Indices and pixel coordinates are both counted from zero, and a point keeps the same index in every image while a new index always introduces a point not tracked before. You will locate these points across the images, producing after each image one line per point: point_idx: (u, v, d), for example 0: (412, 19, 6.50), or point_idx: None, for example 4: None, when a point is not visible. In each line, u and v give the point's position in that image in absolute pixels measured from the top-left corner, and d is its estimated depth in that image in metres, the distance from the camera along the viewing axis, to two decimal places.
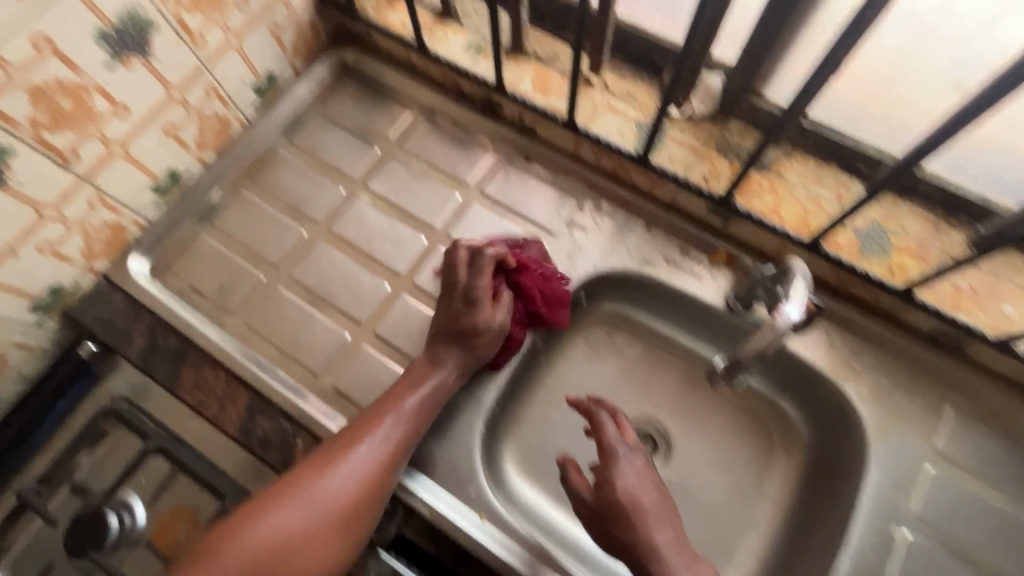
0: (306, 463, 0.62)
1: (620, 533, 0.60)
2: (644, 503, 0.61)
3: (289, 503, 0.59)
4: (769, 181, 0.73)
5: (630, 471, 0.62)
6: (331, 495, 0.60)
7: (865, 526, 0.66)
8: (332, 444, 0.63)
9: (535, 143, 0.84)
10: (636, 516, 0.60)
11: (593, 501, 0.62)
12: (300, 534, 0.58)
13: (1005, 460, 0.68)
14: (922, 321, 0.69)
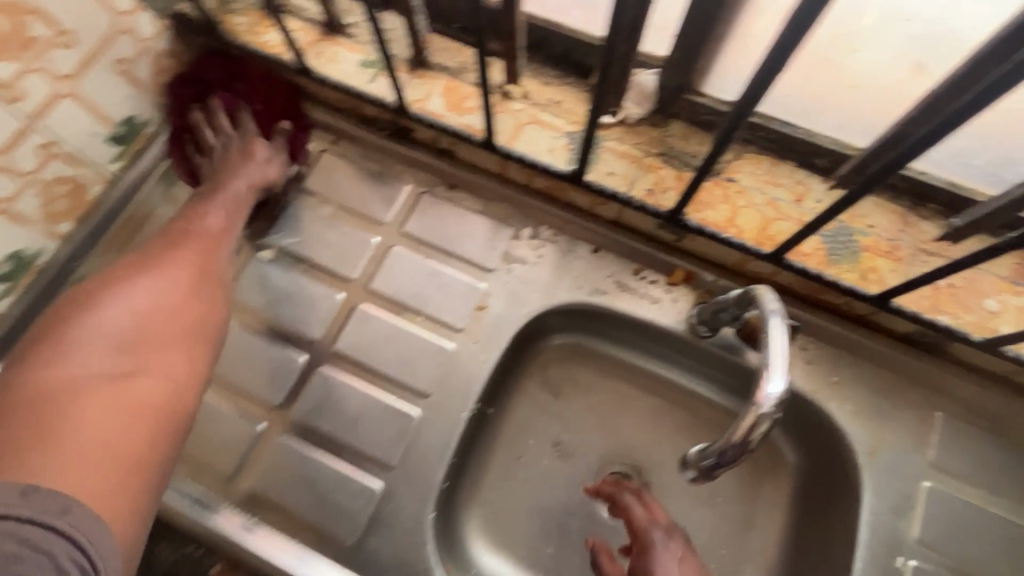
0: (73, 307, 0.54)
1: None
2: None
3: (76, 346, 0.50)
4: (721, 187, 0.65)
5: (667, 556, 0.55)
6: (128, 316, 0.54)
7: (867, 560, 0.59)
8: (161, 244, 0.61)
9: (456, 168, 0.73)
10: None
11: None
12: (131, 333, 0.53)
13: (1001, 464, 0.62)
14: (900, 325, 0.63)
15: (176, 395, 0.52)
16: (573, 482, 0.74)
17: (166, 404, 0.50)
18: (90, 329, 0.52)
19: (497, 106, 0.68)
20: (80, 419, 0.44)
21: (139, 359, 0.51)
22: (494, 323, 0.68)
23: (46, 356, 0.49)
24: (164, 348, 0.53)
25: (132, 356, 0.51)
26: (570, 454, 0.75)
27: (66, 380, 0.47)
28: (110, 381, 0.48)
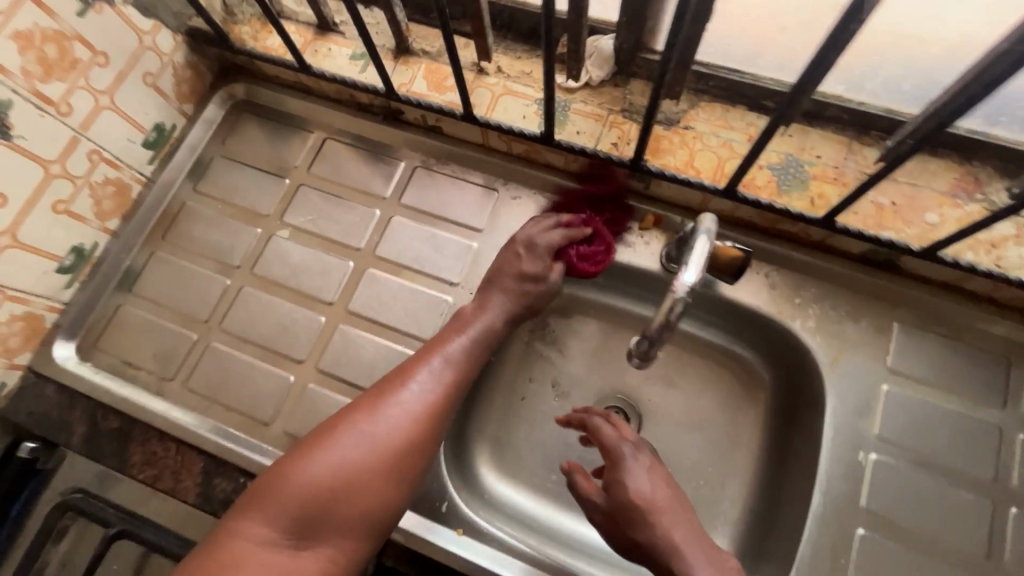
0: (324, 425, 0.58)
1: (635, 534, 0.58)
2: (659, 501, 0.58)
3: (283, 504, 0.53)
4: (679, 135, 0.71)
5: (641, 472, 0.60)
6: (377, 447, 0.56)
7: (832, 457, 0.66)
8: (377, 388, 0.61)
9: (444, 142, 0.82)
10: (647, 515, 0.57)
11: (605, 507, 0.60)
12: (348, 484, 0.54)
13: (955, 365, 0.68)
14: (853, 245, 0.69)
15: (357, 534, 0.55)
16: (571, 417, 0.83)
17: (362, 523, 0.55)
18: (308, 475, 0.54)
19: (474, 82, 0.76)
20: (295, 552, 0.52)
21: (327, 524, 0.53)
22: (485, 276, 0.77)
23: (270, 479, 0.54)
24: (357, 507, 0.54)
25: (321, 517, 0.53)
26: (567, 392, 0.84)
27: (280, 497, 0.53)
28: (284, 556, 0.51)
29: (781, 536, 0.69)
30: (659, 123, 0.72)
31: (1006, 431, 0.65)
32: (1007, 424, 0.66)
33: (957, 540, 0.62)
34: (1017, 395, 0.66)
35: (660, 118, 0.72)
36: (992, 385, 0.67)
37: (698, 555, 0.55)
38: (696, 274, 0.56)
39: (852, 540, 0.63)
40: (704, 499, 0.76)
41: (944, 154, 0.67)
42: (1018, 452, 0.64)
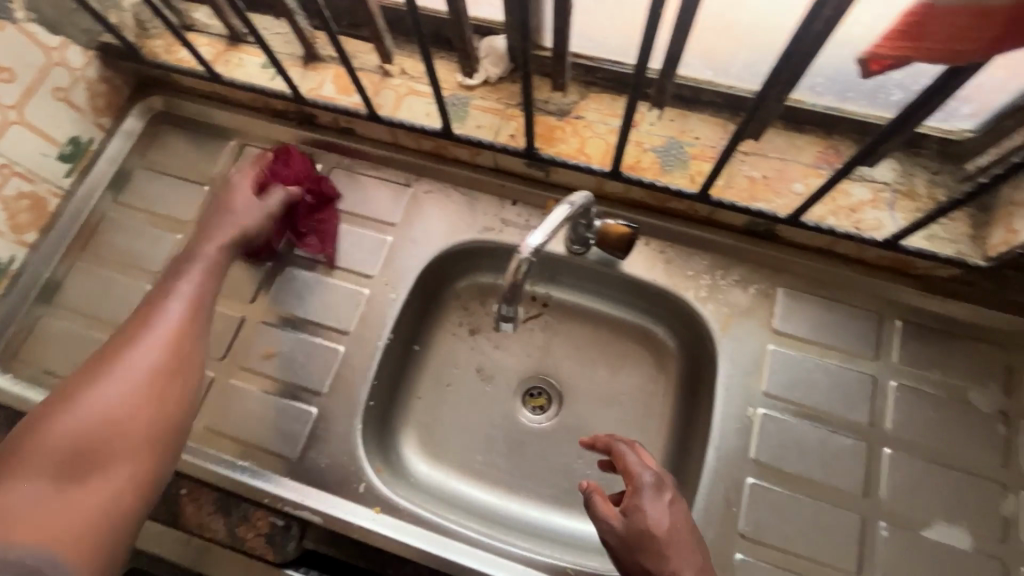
0: (85, 371, 0.55)
1: (649, 565, 0.53)
2: (677, 537, 0.54)
3: (47, 445, 0.50)
4: (571, 125, 0.76)
5: (663, 506, 0.56)
6: (107, 399, 0.53)
7: (725, 414, 0.71)
8: (94, 361, 0.56)
9: (358, 143, 0.86)
10: (662, 549, 0.53)
11: (622, 533, 0.55)
12: (104, 427, 0.52)
13: (833, 322, 0.74)
14: (734, 218, 0.74)
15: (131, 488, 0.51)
16: (495, 399, 0.86)
17: (140, 446, 0.53)
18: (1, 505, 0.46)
19: (379, 84, 0.80)
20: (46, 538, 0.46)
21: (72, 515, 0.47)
22: (400, 268, 0.80)
23: None
24: (127, 456, 0.52)
25: (90, 459, 0.50)
26: (491, 376, 0.87)
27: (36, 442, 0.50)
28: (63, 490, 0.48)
29: (686, 493, 0.73)
30: (553, 115, 0.77)
31: (880, 379, 0.71)
32: (880, 372, 0.71)
33: (837, 482, 0.67)
34: (888, 346, 0.72)
35: (553, 110, 0.77)
36: (867, 338, 0.73)
37: None
38: (542, 238, 0.61)
39: (743, 488, 0.67)
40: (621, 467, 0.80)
41: (809, 129, 0.73)
42: (890, 398, 0.70)
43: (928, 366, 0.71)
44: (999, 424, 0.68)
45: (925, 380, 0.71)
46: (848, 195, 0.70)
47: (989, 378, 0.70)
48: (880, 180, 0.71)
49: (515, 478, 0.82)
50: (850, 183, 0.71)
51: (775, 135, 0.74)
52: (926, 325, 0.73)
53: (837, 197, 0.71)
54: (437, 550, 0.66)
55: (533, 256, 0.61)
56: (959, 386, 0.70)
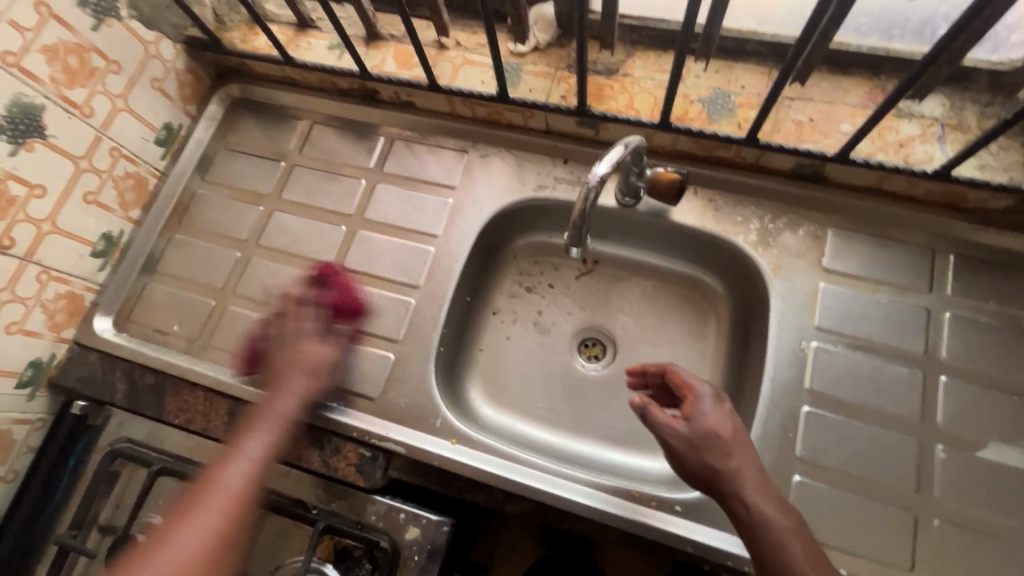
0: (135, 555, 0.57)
1: (712, 461, 0.60)
2: (734, 435, 0.61)
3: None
4: (620, 82, 0.80)
5: (720, 411, 0.62)
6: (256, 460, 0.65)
7: (779, 348, 0.74)
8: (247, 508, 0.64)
9: (417, 115, 0.92)
10: (727, 448, 0.60)
11: (688, 435, 0.61)
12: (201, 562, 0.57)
13: (884, 258, 0.76)
14: (781, 162, 0.77)
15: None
16: (552, 348, 0.92)
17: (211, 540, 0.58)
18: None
19: (437, 57, 0.87)
20: None
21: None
22: (461, 227, 0.87)
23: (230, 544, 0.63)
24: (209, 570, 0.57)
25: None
26: (547, 328, 0.93)
27: None
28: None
29: (741, 426, 0.77)
30: (601, 74, 0.81)
31: (933, 310, 0.73)
32: (933, 304, 0.73)
33: (892, 408, 0.70)
34: (941, 280, 0.74)
35: (602, 69, 0.81)
36: (919, 272, 0.75)
37: (766, 495, 0.59)
38: (608, 168, 0.65)
39: (799, 416, 0.71)
40: None
41: (853, 71, 0.75)
42: (945, 329, 0.72)
43: (983, 297, 0.73)
44: None
45: (979, 311, 0.72)
46: (897, 131, 0.72)
47: None
48: (930, 115, 0.72)
49: (576, 421, 0.87)
50: (898, 120, 0.72)
51: (820, 80, 0.76)
52: (979, 257, 0.74)
53: (886, 134, 0.72)
54: (508, 475, 0.72)
55: (599, 183, 0.65)
56: (1014, 313, 0.72)
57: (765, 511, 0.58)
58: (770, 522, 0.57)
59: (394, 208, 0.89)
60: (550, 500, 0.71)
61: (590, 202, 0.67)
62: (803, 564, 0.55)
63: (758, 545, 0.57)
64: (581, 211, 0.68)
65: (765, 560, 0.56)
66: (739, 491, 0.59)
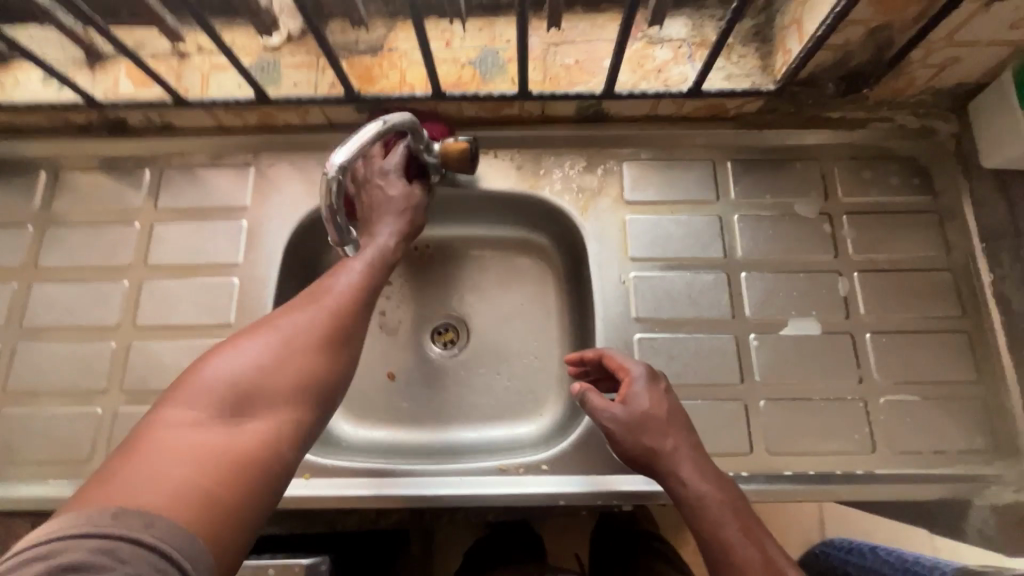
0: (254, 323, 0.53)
1: (649, 442, 0.61)
2: (669, 415, 0.63)
3: (103, 500, 0.35)
4: (387, 59, 0.76)
5: (655, 392, 0.64)
6: (364, 261, 0.62)
7: (603, 287, 0.77)
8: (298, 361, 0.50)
9: (181, 136, 0.82)
10: (661, 427, 0.62)
11: (623, 418, 0.63)
12: (277, 358, 0.49)
13: (675, 179, 0.80)
14: (564, 108, 0.78)
15: (234, 488, 0.40)
16: (403, 346, 0.88)
17: (297, 397, 0.49)
18: (229, 435, 0.43)
19: (180, 68, 0.77)
20: (232, 427, 0.44)
21: (212, 512, 0.38)
22: (262, 248, 0.78)
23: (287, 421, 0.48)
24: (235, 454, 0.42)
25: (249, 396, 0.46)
26: (393, 326, 0.89)
27: (157, 481, 0.38)
28: (225, 427, 0.43)
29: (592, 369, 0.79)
30: (366, 53, 0.76)
31: (725, 216, 0.79)
32: (723, 210, 0.80)
33: (710, 313, 0.75)
34: (726, 187, 0.80)
35: (365, 49, 0.77)
36: (707, 184, 0.80)
37: (706, 474, 0.59)
38: (348, 156, 0.60)
39: (634, 345, 0.74)
40: (533, 368, 0.86)
41: (603, 8, 0.77)
42: (737, 230, 0.79)
43: (760, 193, 0.80)
44: (825, 224, 0.79)
45: (760, 207, 0.79)
46: (653, 58, 0.76)
47: (811, 189, 0.80)
48: (677, 37, 0.76)
49: (444, 411, 0.85)
50: (652, 47, 0.76)
51: (577, 21, 0.77)
52: (752, 159, 0.81)
53: (644, 62, 0.76)
54: (367, 492, 0.68)
55: (340, 173, 0.59)
56: (787, 202, 0.80)
57: (700, 488, 0.59)
58: (706, 497, 0.58)
59: (179, 245, 0.78)
60: (418, 504, 0.68)
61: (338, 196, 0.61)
62: (738, 539, 0.55)
63: (697, 519, 0.58)
64: (330, 211, 0.61)
65: (702, 533, 0.57)
66: (676, 468, 0.60)
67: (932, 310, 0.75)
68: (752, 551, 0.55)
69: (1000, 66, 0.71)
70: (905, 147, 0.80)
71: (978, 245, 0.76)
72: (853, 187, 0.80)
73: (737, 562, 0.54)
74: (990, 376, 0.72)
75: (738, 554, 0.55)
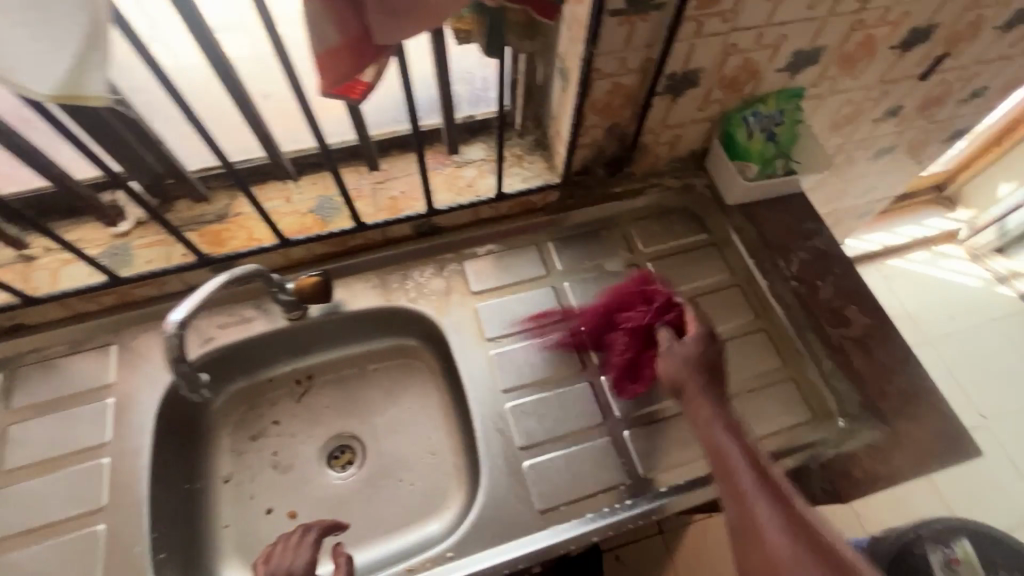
0: None
1: (713, 379, 0.71)
2: (697, 379, 0.70)
3: None
4: (234, 222, 0.86)
5: (678, 353, 0.73)
6: None
7: (469, 369, 0.86)
8: None
9: (33, 332, 0.83)
10: (706, 388, 0.70)
11: (684, 358, 0.72)
12: None
13: (509, 265, 0.95)
14: (401, 229, 0.92)
15: None
16: (297, 481, 0.90)
17: None
18: None
19: (29, 271, 0.81)
20: None
21: None
22: (131, 420, 0.79)
23: None
24: None
25: None
26: (286, 463, 0.91)
27: None
28: None
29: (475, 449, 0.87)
30: (214, 221, 0.86)
31: (557, 284, 0.94)
32: (554, 280, 0.94)
33: (565, 367, 0.87)
34: (551, 262, 0.96)
35: (213, 217, 0.86)
36: (536, 262, 0.96)
37: (725, 431, 0.64)
38: (186, 312, 0.66)
39: (507, 414, 0.82)
40: (430, 463, 0.91)
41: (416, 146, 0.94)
42: (569, 293, 0.93)
43: (580, 260, 0.96)
44: (634, 273, 0.96)
45: (583, 271, 0.95)
46: (463, 177, 0.93)
47: (617, 248, 0.98)
48: (478, 159, 0.95)
49: (352, 534, 0.87)
50: (460, 169, 0.93)
51: (396, 160, 0.94)
52: (566, 236, 0.98)
53: (457, 181, 0.93)
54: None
55: (176, 330, 0.66)
56: (601, 262, 0.96)
57: (688, 349, 0.73)
58: (721, 453, 0.62)
59: (39, 441, 0.77)
60: None
61: (181, 346, 0.68)
62: (734, 450, 0.62)
63: (725, 476, 0.60)
64: (174, 357, 0.69)
65: (738, 483, 0.59)
66: (711, 364, 0.73)
67: (734, 320, 0.92)
68: (734, 438, 0.63)
69: (711, 133, 0.95)
70: (677, 202, 1.02)
71: (749, 260, 0.95)
72: (648, 240, 0.99)
73: (728, 462, 0.61)
74: (793, 360, 0.88)
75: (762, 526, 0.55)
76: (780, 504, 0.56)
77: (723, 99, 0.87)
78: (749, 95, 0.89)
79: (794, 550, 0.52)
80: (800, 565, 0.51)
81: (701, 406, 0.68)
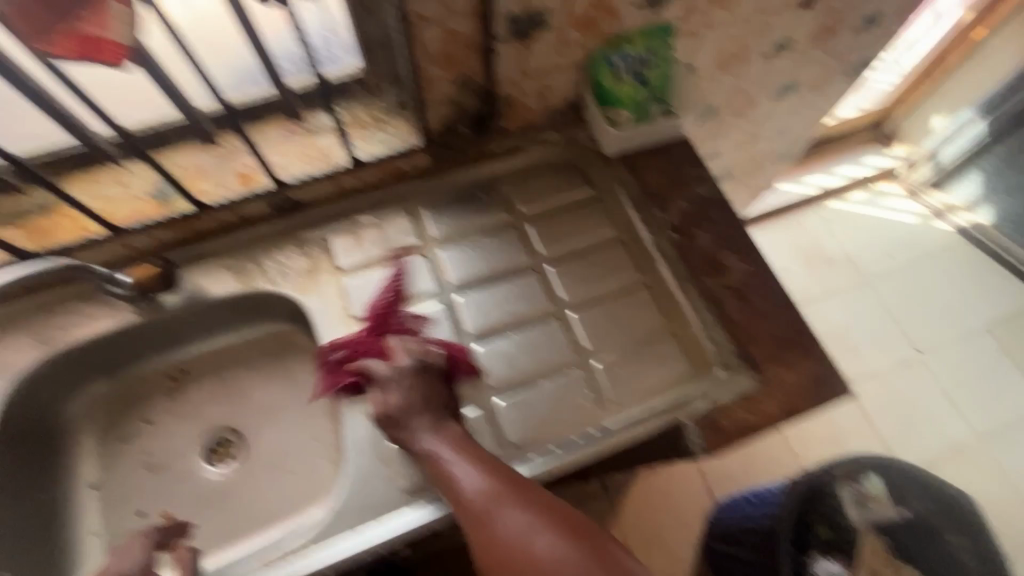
0: None
1: (406, 430, 0.67)
2: (395, 413, 0.67)
3: None
4: (63, 215, 0.80)
5: (431, 440, 0.65)
6: None
7: (335, 349, 0.81)
8: None
9: None
10: (398, 421, 0.67)
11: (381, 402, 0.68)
12: None
13: (378, 237, 0.89)
14: (254, 207, 0.85)
15: None
16: (171, 480, 0.86)
17: None
18: None
19: None
20: None
21: None
22: None
23: None
24: None
25: None
26: (160, 463, 0.87)
27: None
28: None
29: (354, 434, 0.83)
30: (39, 214, 0.79)
31: (430, 253, 0.89)
32: (428, 249, 0.89)
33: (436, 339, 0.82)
34: (424, 230, 0.91)
35: (38, 210, 0.79)
36: (408, 231, 0.90)
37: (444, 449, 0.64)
38: None
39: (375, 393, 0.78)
40: (312, 450, 0.88)
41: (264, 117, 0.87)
42: (444, 262, 0.88)
43: (457, 226, 0.91)
44: (514, 235, 0.91)
45: (459, 237, 0.90)
46: (316, 146, 0.87)
47: (495, 210, 0.93)
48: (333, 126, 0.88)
49: (231, 530, 0.84)
50: (313, 138, 0.87)
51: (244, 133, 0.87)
52: (442, 202, 0.93)
53: (309, 151, 0.86)
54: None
55: None
56: (477, 226, 0.91)
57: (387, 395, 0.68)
58: (495, 489, 0.58)
59: None
60: None
61: None
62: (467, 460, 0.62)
63: (477, 527, 0.57)
64: None
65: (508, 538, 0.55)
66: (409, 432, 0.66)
67: (615, 276, 0.88)
68: (518, 512, 0.56)
69: (579, 80, 0.90)
70: (559, 157, 0.96)
71: (632, 213, 0.91)
72: (528, 200, 0.94)
73: (488, 537, 0.56)
74: (675, 313, 0.85)
75: (502, 515, 0.56)
76: (539, 507, 0.56)
77: (581, 41, 0.82)
78: (609, 36, 0.83)
79: (549, 544, 0.53)
80: (569, 572, 0.51)
81: (434, 446, 0.65)
